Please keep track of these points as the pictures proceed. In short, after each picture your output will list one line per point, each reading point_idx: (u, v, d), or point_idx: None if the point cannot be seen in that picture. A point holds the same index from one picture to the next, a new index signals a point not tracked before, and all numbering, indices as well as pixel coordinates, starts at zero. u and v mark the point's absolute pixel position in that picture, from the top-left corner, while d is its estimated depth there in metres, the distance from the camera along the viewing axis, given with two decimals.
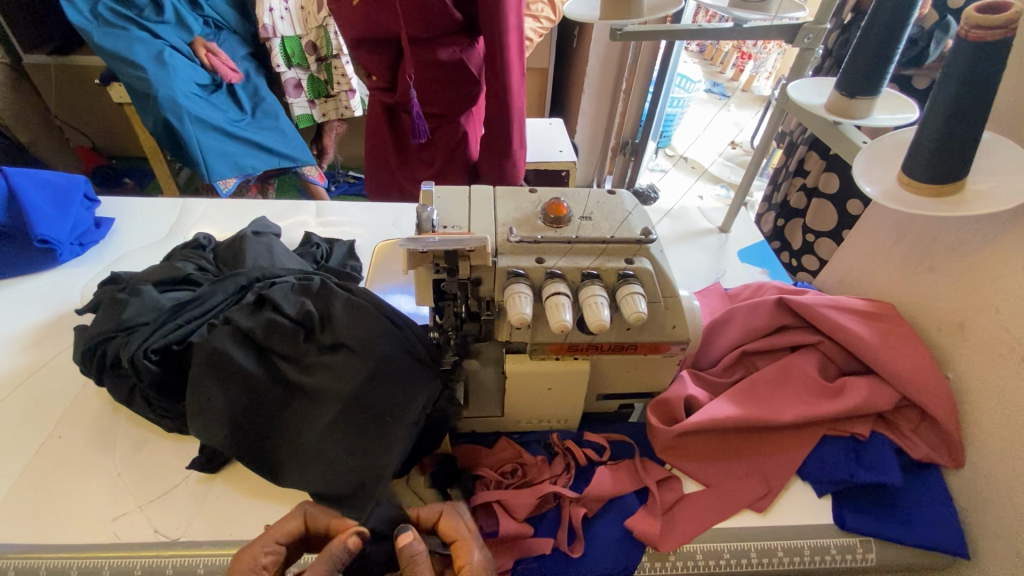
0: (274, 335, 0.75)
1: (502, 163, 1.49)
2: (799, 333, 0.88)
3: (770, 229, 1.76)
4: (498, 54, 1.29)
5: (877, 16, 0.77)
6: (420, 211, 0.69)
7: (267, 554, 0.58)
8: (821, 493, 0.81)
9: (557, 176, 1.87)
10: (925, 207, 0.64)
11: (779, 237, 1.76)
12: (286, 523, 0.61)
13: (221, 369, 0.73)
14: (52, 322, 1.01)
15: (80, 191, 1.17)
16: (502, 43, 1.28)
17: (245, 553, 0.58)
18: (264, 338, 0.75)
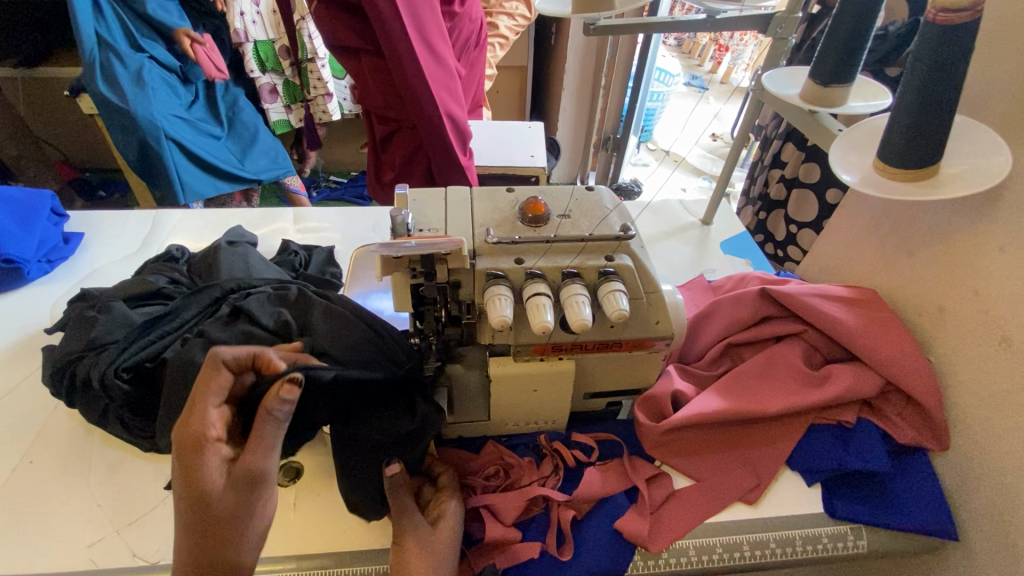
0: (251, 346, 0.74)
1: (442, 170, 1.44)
2: (783, 322, 0.88)
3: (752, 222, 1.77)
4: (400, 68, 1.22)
5: (846, 6, 0.77)
6: (395, 215, 0.67)
7: (214, 414, 0.56)
8: (810, 482, 0.81)
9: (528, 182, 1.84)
10: (902, 192, 0.64)
11: (762, 229, 1.74)
12: (212, 379, 0.57)
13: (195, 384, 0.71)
14: (21, 343, 0.98)
15: (46, 207, 1.13)
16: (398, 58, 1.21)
17: (189, 418, 0.55)
18: None
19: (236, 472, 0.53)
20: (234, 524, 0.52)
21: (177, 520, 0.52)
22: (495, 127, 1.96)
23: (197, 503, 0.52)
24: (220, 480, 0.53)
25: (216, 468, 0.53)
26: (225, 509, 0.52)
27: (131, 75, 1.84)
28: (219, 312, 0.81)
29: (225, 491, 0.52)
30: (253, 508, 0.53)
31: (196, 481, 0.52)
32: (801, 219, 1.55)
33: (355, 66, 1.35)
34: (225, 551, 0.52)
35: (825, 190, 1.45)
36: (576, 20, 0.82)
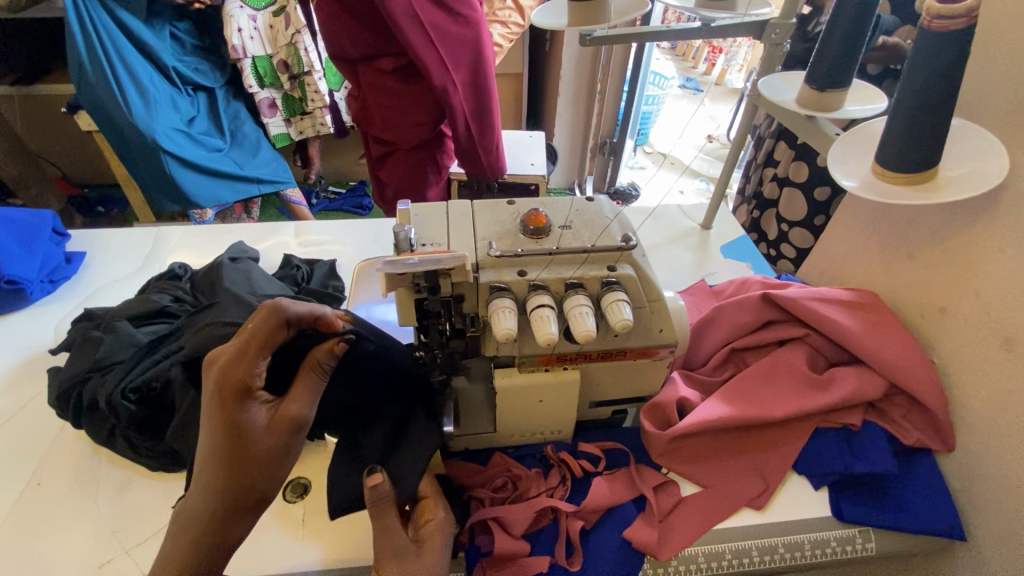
0: None
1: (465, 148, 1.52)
2: (786, 327, 0.88)
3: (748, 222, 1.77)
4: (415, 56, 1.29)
5: (839, 14, 0.77)
6: (397, 231, 0.68)
7: (259, 367, 0.60)
8: (818, 486, 0.81)
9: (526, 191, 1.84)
10: (903, 196, 0.65)
11: (756, 228, 1.76)
12: (271, 332, 0.60)
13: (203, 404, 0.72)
14: (25, 364, 0.98)
15: (48, 227, 1.13)
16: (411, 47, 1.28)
17: (236, 367, 0.59)
18: None
19: (280, 419, 0.60)
20: (269, 467, 0.59)
21: (214, 456, 0.57)
22: None
23: (241, 439, 0.58)
24: (265, 424, 0.60)
25: (261, 414, 0.60)
26: (265, 452, 0.59)
27: (131, 86, 1.88)
28: None
29: (269, 435, 0.59)
30: (288, 451, 0.61)
31: (242, 423, 0.58)
32: (791, 218, 1.55)
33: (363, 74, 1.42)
34: (255, 485, 0.59)
35: (813, 187, 1.45)
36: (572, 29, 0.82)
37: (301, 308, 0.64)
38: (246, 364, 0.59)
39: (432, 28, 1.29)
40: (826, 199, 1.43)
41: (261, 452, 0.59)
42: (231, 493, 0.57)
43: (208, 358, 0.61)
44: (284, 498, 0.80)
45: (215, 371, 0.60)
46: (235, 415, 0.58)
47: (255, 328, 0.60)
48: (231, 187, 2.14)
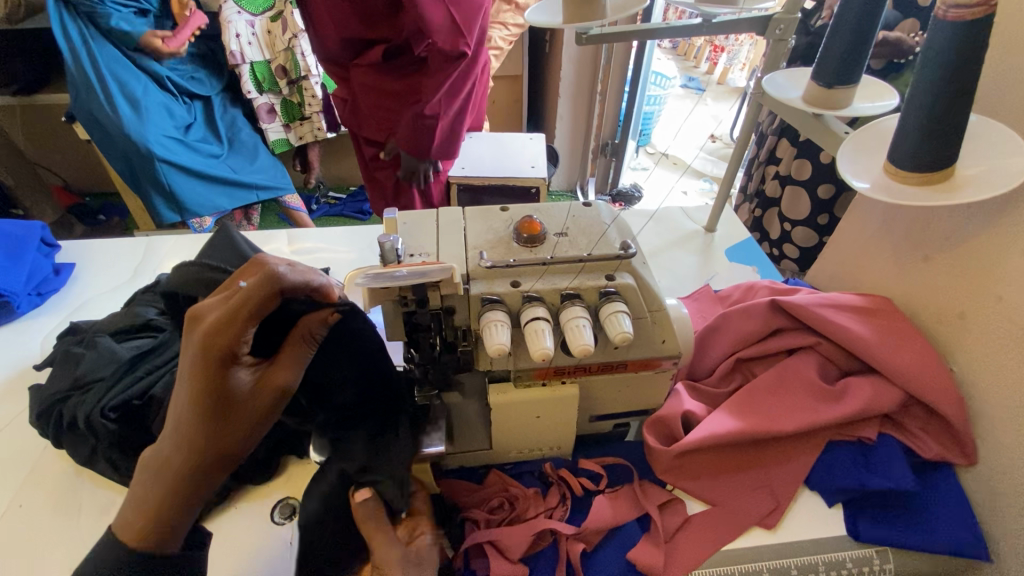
0: None
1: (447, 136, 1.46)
2: (796, 334, 0.84)
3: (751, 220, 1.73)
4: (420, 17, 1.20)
5: (847, 8, 0.74)
6: (383, 241, 0.64)
7: (247, 332, 0.54)
8: (832, 502, 0.77)
9: (526, 193, 1.80)
10: (917, 198, 0.61)
11: (759, 227, 1.72)
12: (269, 300, 0.55)
13: None
14: (10, 380, 0.96)
15: (36, 238, 1.11)
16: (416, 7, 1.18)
17: (221, 330, 0.52)
18: None
19: (267, 386, 0.56)
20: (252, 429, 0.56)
21: (194, 415, 0.52)
22: (491, 139, 1.94)
23: (224, 404, 0.53)
24: (250, 388, 0.55)
25: (247, 380, 0.55)
26: (249, 416, 0.55)
27: (123, 98, 1.88)
28: None
29: (256, 400, 0.55)
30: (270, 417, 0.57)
31: (227, 390, 0.53)
32: (794, 217, 1.51)
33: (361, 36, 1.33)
34: (232, 448, 0.55)
35: (816, 186, 1.41)
36: (566, 28, 0.79)
37: (300, 271, 0.59)
38: (236, 329, 0.53)
39: None
40: (829, 196, 1.39)
41: (244, 414, 0.55)
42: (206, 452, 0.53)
43: (193, 314, 0.54)
44: (271, 519, 0.77)
45: (198, 331, 0.53)
46: (222, 376, 0.53)
47: (251, 293, 0.54)
48: (228, 194, 2.13)
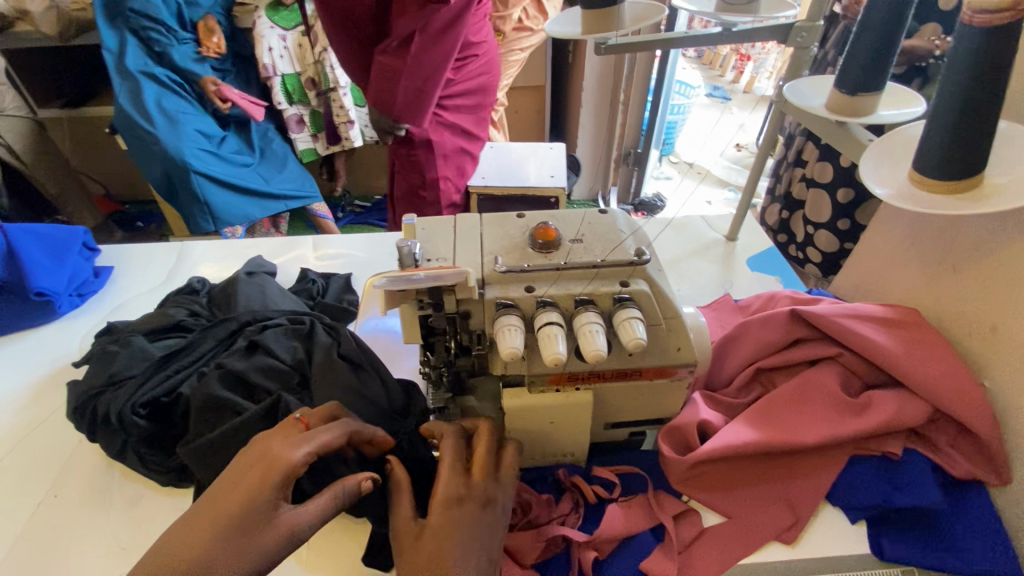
0: (269, 376, 0.77)
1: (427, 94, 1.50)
2: (817, 345, 0.82)
3: (776, 221, 1.70)
4: None
5: (870, 16, 0.73)
6: (402, 246, 0.66)
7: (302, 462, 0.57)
8: (854, 519, 0.75)
9: (546, 202, 1.82)
10: (941, 206, 0.59)
11: (784, 229, 1.68)
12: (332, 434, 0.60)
13: (220, 412, 0.73)
14: (50, 377, 1.01)
15: (78, 242, 1.17)
16: None
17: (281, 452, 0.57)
18: (258, 380, 0.76)
19: (282, 526, 0.52)
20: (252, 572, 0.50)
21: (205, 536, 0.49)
22: (514, 148, 1.97)
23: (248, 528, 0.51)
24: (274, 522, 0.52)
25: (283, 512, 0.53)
26: (255, 558, 0.49)
27: (162, 114, 1.99)
28: (234, 346, 0.82)
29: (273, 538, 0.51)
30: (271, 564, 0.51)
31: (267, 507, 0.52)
32: (816, 219, 1.48)
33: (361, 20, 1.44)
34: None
35: (837, 190, 1.39)
36: (585, 39, 0.80)
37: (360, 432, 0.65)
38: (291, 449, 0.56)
39: None
40: (851, 200, 1.37)
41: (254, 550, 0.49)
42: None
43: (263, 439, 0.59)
44: None
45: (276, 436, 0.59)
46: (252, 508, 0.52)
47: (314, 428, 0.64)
48: (257, 203, 2.20)
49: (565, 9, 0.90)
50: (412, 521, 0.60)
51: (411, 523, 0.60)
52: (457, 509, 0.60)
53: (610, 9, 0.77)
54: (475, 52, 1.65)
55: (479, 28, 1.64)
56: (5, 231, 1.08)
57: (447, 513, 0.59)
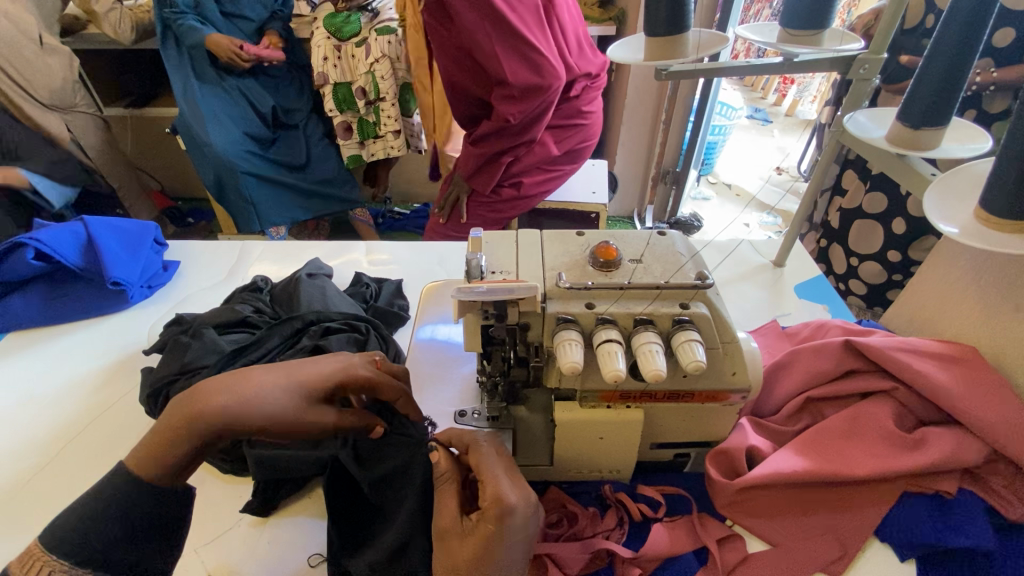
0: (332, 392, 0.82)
1: (494, 170, 1.63)
2: (870, 377, 0.82)
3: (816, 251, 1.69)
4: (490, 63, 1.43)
5: (940, 47, 0.71)
6: (470, 258, 0.70)
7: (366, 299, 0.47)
8: (904, 557, 0.73)
9: (586, 219, 1.84)
10: (1008, 244, 0.57)
11: (824, 259, 1.67)
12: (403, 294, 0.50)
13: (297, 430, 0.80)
14: (121, 362, 1.08)
15: (150, 237, 1.24)
16: (484, 53, 1.42)
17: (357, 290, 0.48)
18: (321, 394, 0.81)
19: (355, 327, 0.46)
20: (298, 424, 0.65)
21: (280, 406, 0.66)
22: None
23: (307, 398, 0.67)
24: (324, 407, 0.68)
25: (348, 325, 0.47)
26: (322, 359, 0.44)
27: (214, 116, 2.10)
28: (300, 347, 0.88)
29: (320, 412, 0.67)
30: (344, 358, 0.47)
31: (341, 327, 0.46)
32: (863, 251, 1.47)
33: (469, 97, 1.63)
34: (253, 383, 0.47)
35: (891, 220, 1.37)
36: (649, 65, 0.82)
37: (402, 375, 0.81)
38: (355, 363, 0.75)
39: (512, 48, 1.41)
40: (902, 232, 1.34)
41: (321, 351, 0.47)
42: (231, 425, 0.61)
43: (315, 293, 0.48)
44: None
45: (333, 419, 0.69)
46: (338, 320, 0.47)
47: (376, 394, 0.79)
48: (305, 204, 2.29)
49: (629, 35, 0.93)
50: (458, 521, 0.61)
51: (458, 521, 0.62)
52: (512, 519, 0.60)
53: (676, 37, 0.79)
54: (586, 122, 1.77)
55: (592, 100, 1.80)
56: (85, 222, 1.15)
57: (499, 524, 0.59)
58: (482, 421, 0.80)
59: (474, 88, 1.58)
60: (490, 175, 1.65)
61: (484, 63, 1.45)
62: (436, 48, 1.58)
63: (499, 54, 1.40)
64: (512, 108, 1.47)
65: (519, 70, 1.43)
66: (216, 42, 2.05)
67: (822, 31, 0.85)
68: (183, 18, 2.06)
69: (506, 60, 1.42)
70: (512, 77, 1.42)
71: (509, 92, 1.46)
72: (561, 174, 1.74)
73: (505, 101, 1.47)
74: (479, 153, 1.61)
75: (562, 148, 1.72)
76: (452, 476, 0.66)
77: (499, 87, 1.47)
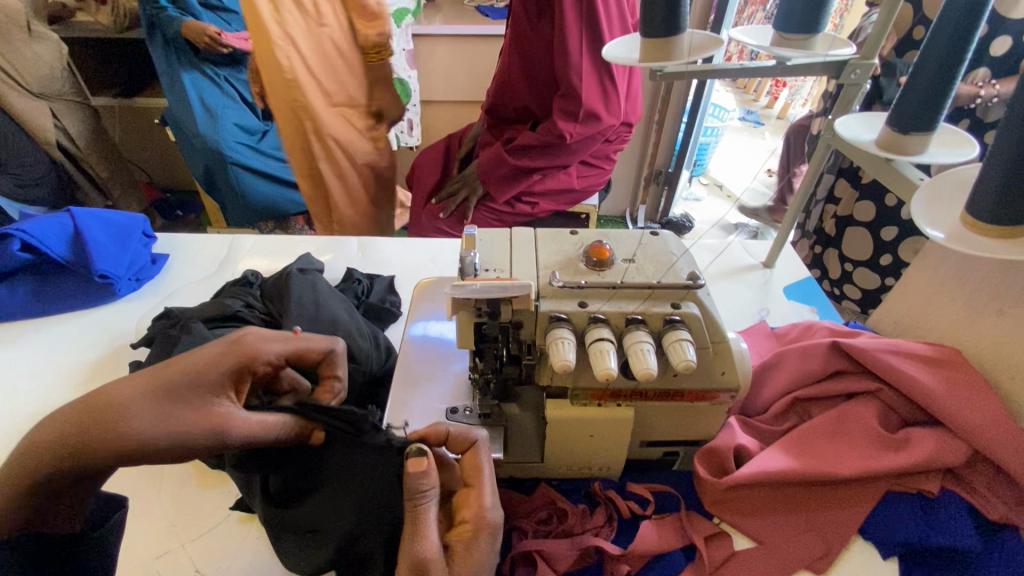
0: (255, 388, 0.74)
1: (517, 181, 1.63)
2: (857, 378, 0.83)
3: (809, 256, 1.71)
4: (569, 74, 1.45)
5: (930, 54, 0.72)
6: (463, 255, 0.70)
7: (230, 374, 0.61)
8: (886, 555, 0.74)
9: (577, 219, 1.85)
10: (995, 250, 0.57)
11: (819, 265, 1.69)
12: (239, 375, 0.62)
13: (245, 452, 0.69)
14: (109, 355, 1.07)
15: (139, 229, 1.23)
16: (570, 64, 1.44)
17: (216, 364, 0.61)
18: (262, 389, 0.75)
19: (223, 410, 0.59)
20: (180, 441, 0.53)
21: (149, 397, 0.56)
22: None
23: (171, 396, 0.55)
24: (210, 410, 0.57)
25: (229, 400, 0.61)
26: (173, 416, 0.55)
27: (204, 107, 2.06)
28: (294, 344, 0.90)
29: (198, 417, 0.56)
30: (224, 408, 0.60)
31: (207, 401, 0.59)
32: (854, 258, 1.49)
33: (523, 95, 1.63)
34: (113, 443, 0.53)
35: (881, 228, 1.39)
36: (642, 66, 0.82)
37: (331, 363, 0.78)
38: (263, 348, 0.68)
39: (597, 71, 1.47)
40: (895, 237, 1.36)
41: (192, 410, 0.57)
42: (77, 451, 0.50)
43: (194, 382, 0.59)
44: None
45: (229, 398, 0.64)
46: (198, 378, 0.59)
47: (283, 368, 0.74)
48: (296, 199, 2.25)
49: (624, 35, 0.93)
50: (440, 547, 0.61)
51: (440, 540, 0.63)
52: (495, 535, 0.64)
53: (671, 38, 0.80)
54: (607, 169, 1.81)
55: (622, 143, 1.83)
56: (72, 214, 1.13)
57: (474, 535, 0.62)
58: (473, 418, 0.80)
59: (534, 92, 1.62)
60: (508, 184, 1.63)
61: (559, 74, 1.48)
62: (514, 44, 1.57)
63: (585, 73, 1.44)
64: (569, 125, 1.50)
65: (593, 93, 1.48)
66: (191, 30, 1.95)
67: (814, 35, 0.86)
68: (164, 9, 1.97)
69: (585, 80, 1.46)
70: (585, 97, 1.46)
71: (574, 110, 1.49)
72: (573, 198, 1.73)
73: (566, 114, 1.50)
74: (512, 165, 1.59)
75: (584, 184, 1.72)
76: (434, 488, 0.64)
77: (566, 102, 1.50)
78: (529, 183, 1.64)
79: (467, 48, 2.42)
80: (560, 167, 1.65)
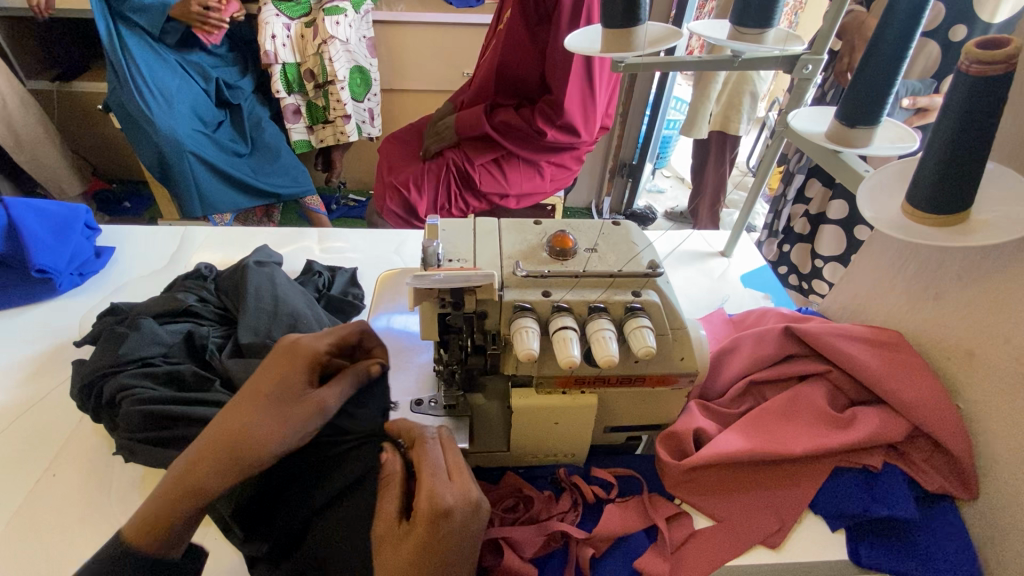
0: None
1: (492, 161, 1.60)
2: (807, 362, 0.87)
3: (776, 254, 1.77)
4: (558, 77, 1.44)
5: (875, 49, 0.75)
6: (426, 246, 0.69)
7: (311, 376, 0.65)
8: (835, 527, 0.79)
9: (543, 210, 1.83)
10: (930, 238, 0.61)
11: (785, 262, 1.75)
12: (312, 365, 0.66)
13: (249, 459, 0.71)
14: (49, 354, 1.01)
15: (81, 220, 1.16)
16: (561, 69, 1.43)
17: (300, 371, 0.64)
18: None
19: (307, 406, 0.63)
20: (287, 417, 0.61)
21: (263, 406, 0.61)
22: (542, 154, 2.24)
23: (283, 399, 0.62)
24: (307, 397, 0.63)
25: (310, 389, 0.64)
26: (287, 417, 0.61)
27: (157, 91, 1.93)
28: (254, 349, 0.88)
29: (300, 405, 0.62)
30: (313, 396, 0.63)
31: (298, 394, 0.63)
32: (824, 254, 1.56)
33: (503, 82, 1.60)
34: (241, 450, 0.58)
35: (855, 227, 1.45)
36: (603, 57, 0.83)
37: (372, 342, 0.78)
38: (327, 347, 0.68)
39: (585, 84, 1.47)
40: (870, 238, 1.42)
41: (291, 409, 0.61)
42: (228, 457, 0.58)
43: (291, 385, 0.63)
44: None
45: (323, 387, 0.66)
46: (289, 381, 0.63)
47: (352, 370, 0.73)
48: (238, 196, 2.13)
49: (585, 26, 0.93)
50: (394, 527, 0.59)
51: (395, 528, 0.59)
52: (447, 523, 0.57)
53: (631, 29, 0.80)
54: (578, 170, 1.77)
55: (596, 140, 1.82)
56: (6, 204, 1.06)
57: (431, 526, 0.56)
58: (438, 410, 0.80)
59: (515, 85, 1.59)
60: (481, 159, 1.60)
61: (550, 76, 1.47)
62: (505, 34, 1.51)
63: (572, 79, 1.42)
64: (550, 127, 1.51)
65: (576, 103, 1.48)
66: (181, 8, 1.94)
67: (767, 30, 0.87)
68: None
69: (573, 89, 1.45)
70: (568, 105, 1.47)
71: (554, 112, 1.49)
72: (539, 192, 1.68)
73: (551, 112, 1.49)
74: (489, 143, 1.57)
75: (555, 187, 1.72)
76: (398, 479, 0.63)
77: (551, 103, 1.49)
78: (501, 164, 1.61)
79: (436, 36, 2.37)
80: (533, 163, 1.63)
